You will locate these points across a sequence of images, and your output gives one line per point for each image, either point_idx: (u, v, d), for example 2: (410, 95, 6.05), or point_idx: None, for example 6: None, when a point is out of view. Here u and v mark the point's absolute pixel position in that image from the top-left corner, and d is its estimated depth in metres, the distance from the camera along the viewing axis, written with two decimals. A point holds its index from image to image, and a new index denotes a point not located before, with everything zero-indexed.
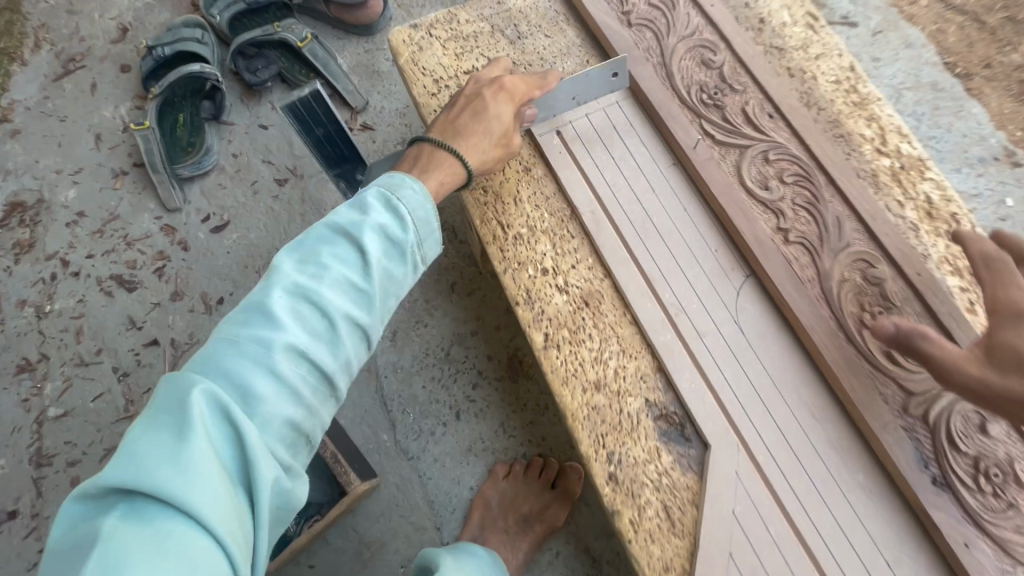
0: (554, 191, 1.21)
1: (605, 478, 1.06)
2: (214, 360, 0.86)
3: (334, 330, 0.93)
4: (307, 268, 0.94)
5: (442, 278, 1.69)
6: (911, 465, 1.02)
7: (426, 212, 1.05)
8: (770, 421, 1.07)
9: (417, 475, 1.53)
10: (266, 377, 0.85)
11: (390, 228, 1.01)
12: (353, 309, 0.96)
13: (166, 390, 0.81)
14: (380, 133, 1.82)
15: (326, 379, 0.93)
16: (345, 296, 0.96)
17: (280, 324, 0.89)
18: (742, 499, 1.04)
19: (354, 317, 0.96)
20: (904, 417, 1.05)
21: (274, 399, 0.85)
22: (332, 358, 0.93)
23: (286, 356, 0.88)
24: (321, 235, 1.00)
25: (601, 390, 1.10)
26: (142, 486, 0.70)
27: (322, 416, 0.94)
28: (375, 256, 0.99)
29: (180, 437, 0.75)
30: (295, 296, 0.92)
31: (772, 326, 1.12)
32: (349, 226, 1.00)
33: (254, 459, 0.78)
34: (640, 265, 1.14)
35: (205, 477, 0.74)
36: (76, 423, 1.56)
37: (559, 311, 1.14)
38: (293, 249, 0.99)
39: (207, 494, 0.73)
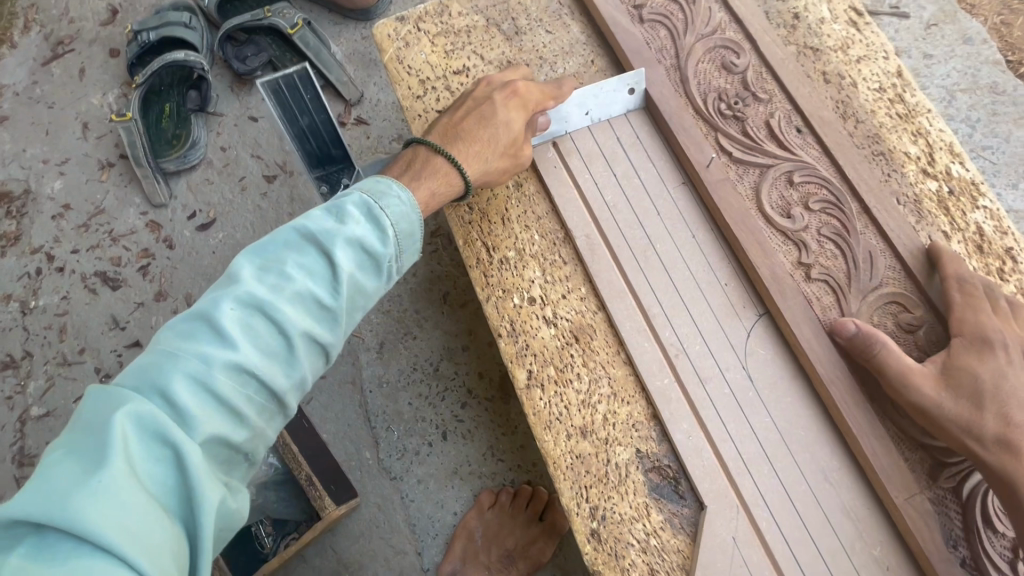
0: (547, 211, 1.12)
1: (586, 534, 0.97)
2: (141, 374, 0.69)
3: (293, 349, 0.76)
4: (265, 276, 0.75)
5: (434, 288, 1.63)
6: (938, 544, 0.92)
7: (411, 224, 0.87)
8: (776, 482, 0.97)
9: (399, 495, 1.49)
10: (204, 399, 0.68)
11: (368, 239, 0.82)
12: (319, 326, 0.79)
13: (90, 401, 0.66)
14: (375, 128, 1.75)
15: (280, 400, 0.77)
16: (311, 311, 0.78)
17: (227, 337, 0.71)
18: (737, 568, 0.94)
19: (319, 335, 0.79)
20: (932, 489, 0.95)
21: (214, 425, 0.69)
22: (286, 381, 0.76)
23: (231, 375, 0.71)
24: (288, 232, 0.80)
25: (587, 437, 1.02)
26: (55, 513, 0.56)
27: (268, 436, 0.78)
28: (350, 262, 0.81)
29: (103, 456, 0.60)
30: (248, 303, 0.74)
31: (783, 373, 1.02)
32: (320, 229, 0.80)
33: (194, 484, 0.64)
34: (638, 299, 1.06)
35: (132, 505, 0.59)
36: (58, 424, 1.53)
37: (546, 346, 1.05)
38: (252, 251, 0.79)
39: (133, 532, 0.58)
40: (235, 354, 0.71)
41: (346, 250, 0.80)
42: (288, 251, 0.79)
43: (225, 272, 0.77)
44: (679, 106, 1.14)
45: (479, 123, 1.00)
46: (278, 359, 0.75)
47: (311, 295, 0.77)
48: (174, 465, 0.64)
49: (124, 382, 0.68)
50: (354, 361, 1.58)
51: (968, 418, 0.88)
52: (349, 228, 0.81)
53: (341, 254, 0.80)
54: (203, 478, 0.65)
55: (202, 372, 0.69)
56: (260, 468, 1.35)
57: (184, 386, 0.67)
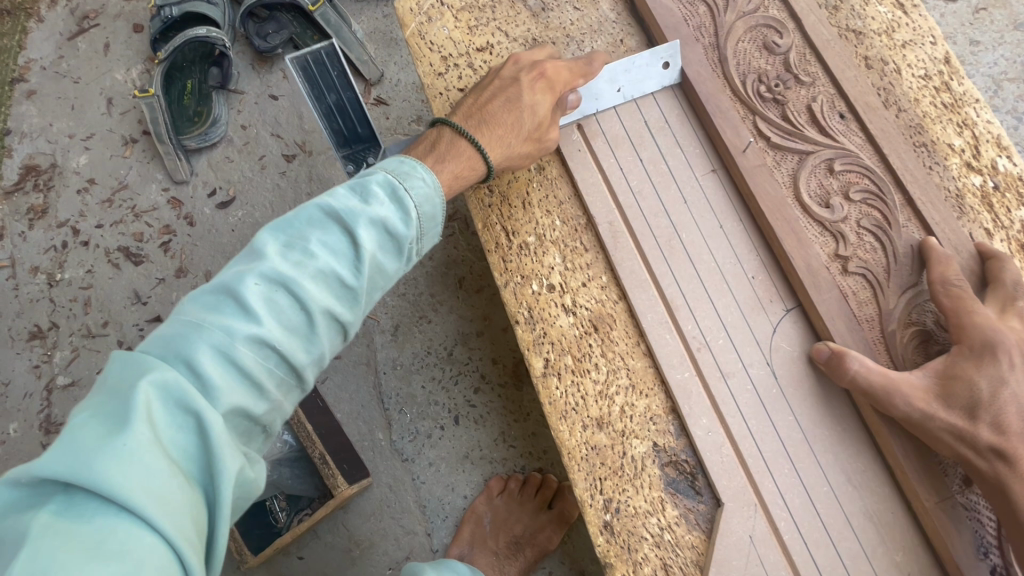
0: (569, 197, 1.10)
1: (599, 526, 0.96)
2: (164, 344, 0.68)
3: (314, 326, 0.75)
4: (290, 253, 0.74)
5: (450, 272, 1.62)
6: (969, 551, 0.89)
7: (434, 208, 0.86)
8: (798, 482, 0.95)
9: (411, 476, 1.50)
10: (226, 371, 0.68)
11: (392, 218, 0.81)
12: (340, 304, 0.78)
13: (116, 365, 0.66)
14: (395, 109, 1.73)
15: (299, 375, 0.76)
16: (333, 289, 0.77)
17: (250, 310, 0.71)
18: (753, 568, 0.93)
19: (340, 313, 0.78)
20: (966, 493, 0.91)
21: (235, 396, 0.69)
22: (306, 356, 0.75)
23: (254, 349, 0.70)
24: (312, 208, 0.79)
25: (603, 429, 1.00)
26: (81, 473, 0.56)
27: (285, 408, 0.78)
28: (373, 241, 0.80)
29: (128, 418, 0.60)
30: (271, 278, 0.73)
31: (811, 370, 0.99)
32: (344, 207, 0.79)
33: (216, 452, 0.64)
34: (661, 289, 1.03)
35: (156, 469, 0.59)
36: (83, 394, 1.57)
37: (563, 335, 1.04)
38: (275, 227, 0.78)
39: (158, 497, 0.58)
40: (258, 328, 0.70)
41: (369, 228, 0.79)
42: (311, 228, 0.78)
43: (249, 246, 0.76)
44: (714, 87, 1.09)
45: (504, 105, 0.98)
46: (299, 335, 0.75)
47: (333, 272, 0.76)
48: (198, 433, 0.64)
49: (148, 350, 0.68)
50: (368, 342, 1.59)
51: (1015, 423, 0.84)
52: (372, 207, 0.80)
53: (364, 233, 0.78)
54: (225, 446, 0.65)
55: (225, 343, 0.68)
56: (275, 445, 1.37)
57: (208, 355, 0.67)
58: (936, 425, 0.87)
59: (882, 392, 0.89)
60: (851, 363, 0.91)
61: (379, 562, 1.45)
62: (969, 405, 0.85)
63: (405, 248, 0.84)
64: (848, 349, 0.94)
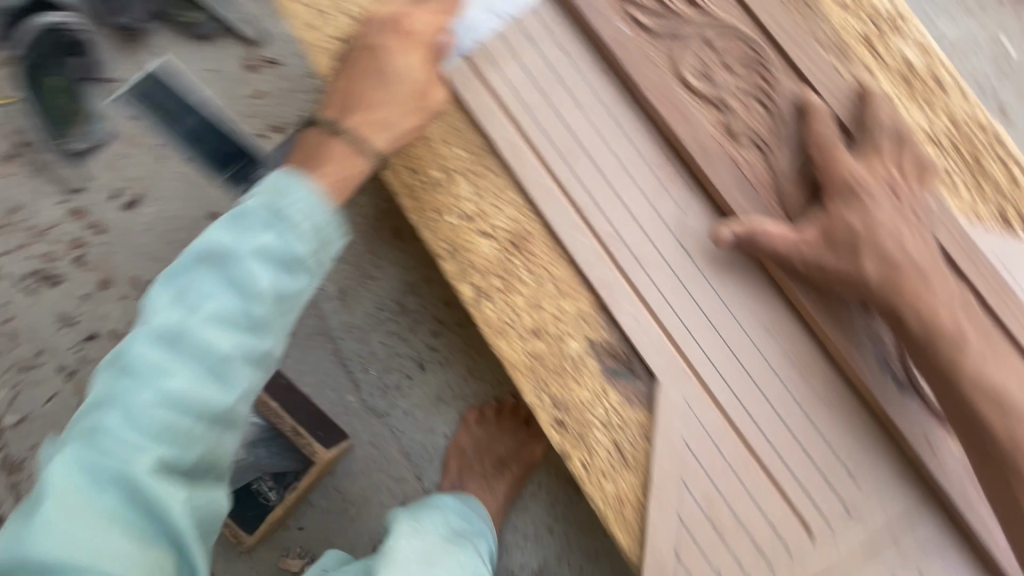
0: (465, 124, 1.08)
1: (552, 423, 1.04)
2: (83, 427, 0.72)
3: (222, 366, 0.74)
4: (175, 302, 0.75)
5: (383, 225, 1.59)
6: (874, 371, 0.98)
7: (319, 215, 0.80)
8: (721, 345, 1.02)
9: (389, 429, 1.54)
10: (141, 442, 0.70)
11: (273, 237, 0.78)
12: (256, 328, 0.77)
13: (47, 454, 0.73)
14: (287, 68, 1.65)
15: (229, 421, 0.76)
16: (241, 315, 0.75)
17: (149, 369, 0.72)
18: (694, 428, 1.01)
19: (258, 338, 0.77)
20: (868, 322, 1.00)
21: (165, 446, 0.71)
22: (224, 398, 0.75)
23: (161, 403, 0.71)
24: (195, 250, 0.79)
25: (540, 337, 1.05)
26: (15, 549, 0.64)
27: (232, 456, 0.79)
28: (262, 268, 0.77)
29: (44, 502, 0.66)
30: (162, 331, 0.74)
31: (724, 243, 1.03)
32: (223, 243, 0.78)
33: (142, 497, 0.68)
34: (569, 194, 1.04)
35: (79, 531, 0.65)
36: (37, 427, 1.54)
37: (486, 259, 1.06)
38: (169, 280, 0.79)
39: (85, 558, 0.64)
40: (161, 382, 0.72)
41: (253, 258, 0.76)
42: (196, 270, 0.77)
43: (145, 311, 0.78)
44: None
45: (377, 80, 0.96)
46: (209, 376, 0.74)
47: (238, 303, 0.75)
48: (117, 488, 0.68)
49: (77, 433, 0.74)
50: (318, 312, 1.59)
51: (882, 254, 0.93)
52: (251, 235, 0.78)
53: (248, 263, 0.76)
54: (153, 493, 0.68)
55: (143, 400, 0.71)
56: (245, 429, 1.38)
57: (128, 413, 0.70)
58: (831, 269, 0.94)
59: (783, 254, 0.96)
60: (756, 237, 0.96)
61: (377, 513, 1.51)
62: (842, 243, 0.94)
63: (303, 265, 0.79)
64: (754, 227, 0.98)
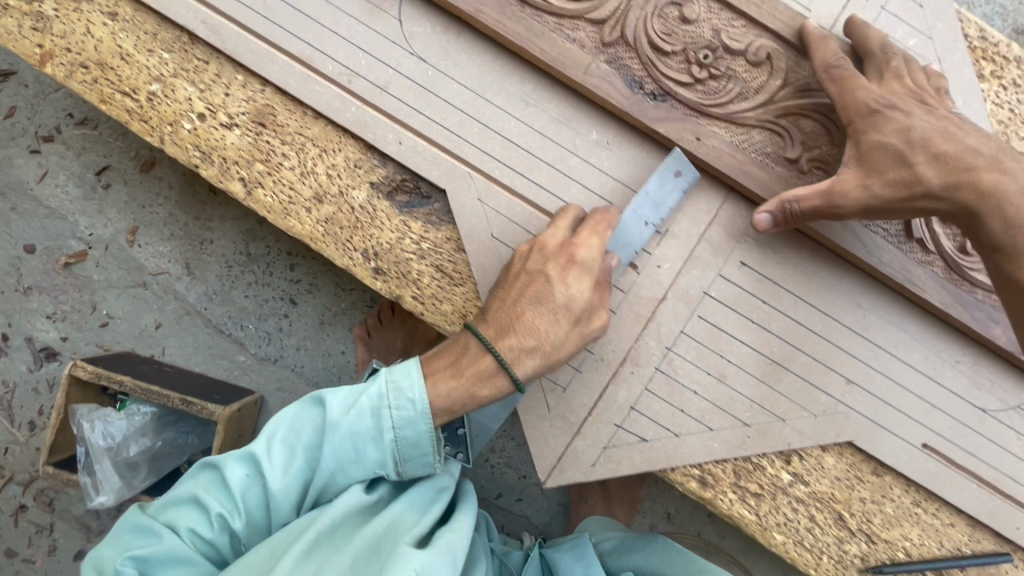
0: (159, 24, 1.02)
1: (371, 275, 1.04)
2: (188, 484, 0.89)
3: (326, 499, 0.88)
4: (267, 446, 0.88)
5: (196, 185, 1.54)
6: (627, 93, 1.00)
7: (404, 406, 0.88)
8: (489, 132, 1.02)
9: (290, 368, 1.56)
10: (243, 491, 0.87)
11: (358, 427, 0.87)
12: (363, 449, 0.88)
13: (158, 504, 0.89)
14: (26, 72, 1.53)
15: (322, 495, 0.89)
16: (391, 393, 0.89)
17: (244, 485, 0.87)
18: (496, 219, 1.03)
19: (365, 446, 0.88)
20: (604, 51, 1.00)
21: (281, 506, 0.88)
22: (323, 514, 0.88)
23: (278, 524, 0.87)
24: (286, 413, 0.91)
25: (325, 201, 1.02)
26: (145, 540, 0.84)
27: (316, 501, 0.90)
28: (347, 445, 0.88)
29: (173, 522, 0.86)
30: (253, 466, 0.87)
31: (450, 36, 1.01)
32: (308, 411, 0.90)
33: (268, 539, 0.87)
34: (285, 50, 1.01)
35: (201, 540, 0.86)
36: None
37: (240, 149, 1.01)
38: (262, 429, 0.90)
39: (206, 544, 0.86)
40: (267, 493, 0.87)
41: (336, 444, 0.87)
42: (287, 425, 0.90)
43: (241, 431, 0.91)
44: None
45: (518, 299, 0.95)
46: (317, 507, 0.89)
47: (352, 390, 0.89)
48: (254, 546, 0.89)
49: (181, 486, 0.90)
50: (174, 294, 1.56)
51: (934, 155, 0.89)
52: (335, 409, 0.88)
53: (333, 440, 0.87)
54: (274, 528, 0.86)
55: (254, 480, 0.88)
56: (135, 419, 1.36)
57: (236, 484, 0.87)
58: (864, 188, 0.91)
59: (829, 206, 0.92)
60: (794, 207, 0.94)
61: None
62: None
63: (380, 427, 0.88)
64: (786, 201, 0.95)
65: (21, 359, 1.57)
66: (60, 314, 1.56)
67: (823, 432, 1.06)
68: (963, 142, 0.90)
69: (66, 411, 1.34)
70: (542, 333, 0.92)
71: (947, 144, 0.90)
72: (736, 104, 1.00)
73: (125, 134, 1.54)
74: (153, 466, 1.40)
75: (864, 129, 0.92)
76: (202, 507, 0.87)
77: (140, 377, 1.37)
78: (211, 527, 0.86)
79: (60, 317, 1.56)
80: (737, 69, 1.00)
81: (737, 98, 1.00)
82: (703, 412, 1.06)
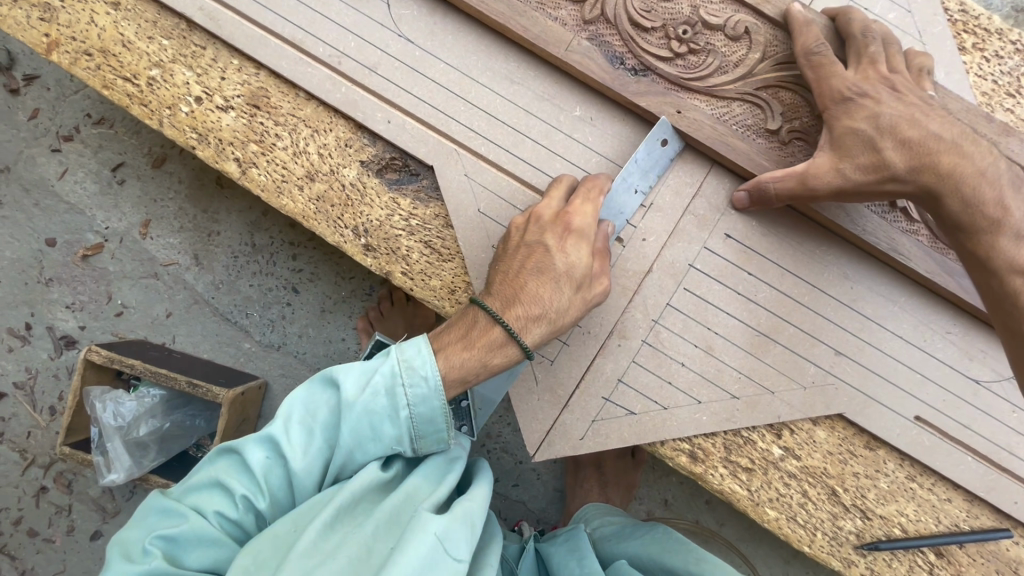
0: (158, 12, 1.08)
1: (362, 251, 1.07)
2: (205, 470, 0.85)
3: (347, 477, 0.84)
4: (284, 427, 0.84)
5: (204, 179, 1.61)
6: (608, 69, 1.03)
7: (421, 380, 0.86)
8: (474, 110, 1.05)
9: (293, 355, 1.60)
10: (262, 473, 0.83)
11: (376, 404, 0.84)
12: (381, 425, 0.85)
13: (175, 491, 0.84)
14: (48, 76, 1.63)
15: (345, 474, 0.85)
16: (407, 369, 0.86)
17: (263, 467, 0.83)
18: (482, 195, 1.06)
19: (382, 423, 0.85)
20: (585, 29, 1.04)
21: (303, 486, 0.84)
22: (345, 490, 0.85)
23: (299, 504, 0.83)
24: (300, 392, 0.87)
25: (317, 179, 1.07)
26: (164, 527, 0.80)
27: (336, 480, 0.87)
28: (366, 422, 0.84)
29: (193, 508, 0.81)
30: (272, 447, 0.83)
31: (435, 20, 1.06)
32: (323, 389, 0.86)
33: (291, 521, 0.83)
34: (279, 36, 1.06)
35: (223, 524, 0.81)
36: None
37: (235, 130, 1.07)
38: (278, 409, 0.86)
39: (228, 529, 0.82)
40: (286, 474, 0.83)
41: (356, 421, 0.84)
42: (303, 406, 0.86)
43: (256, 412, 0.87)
44: None
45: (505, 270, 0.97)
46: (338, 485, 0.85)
47: (365, 368, 0.86)
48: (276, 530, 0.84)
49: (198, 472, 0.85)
50: (184, 283, 1.62)
51: (901, 141, 0.90)
52: (353, 387, 0.84)
53: (353, 417, 0.83)
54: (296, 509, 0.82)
55: (274, 462, 0.84)
56: (145, 400, 1.42)
57: (256, 467, 0.82)
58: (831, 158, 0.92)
59: (803, 187, 0.93)
60: (767, 188, 0.96)
61: None
62: None
63: (399, 403, 0.85)
64: (757, 184, 0.98)
65: (41, 348, 1.64)
66: (78, 304, 1.64)
67: (812, 404, 1.05)
68: (925, 127, 0.90)
69: (79, 394, 1.38)
70: (547, 301, 0.93)
71: (912, 113, 0.90)
72: (715, 77, 1.02)
73: (139, 131, 1.62)
74: (163, 447, 1.46)
75: (836, 117, 0.93)
76: (221, 491, 0.83)
77: (153, 362, 1.41)
78: (234, 510, 0.82)
79: (78, 307, 1.64)
80: (716, 43, 1.02)
81: (717, 71, 1.02)
82: (690, 385, 1.06)
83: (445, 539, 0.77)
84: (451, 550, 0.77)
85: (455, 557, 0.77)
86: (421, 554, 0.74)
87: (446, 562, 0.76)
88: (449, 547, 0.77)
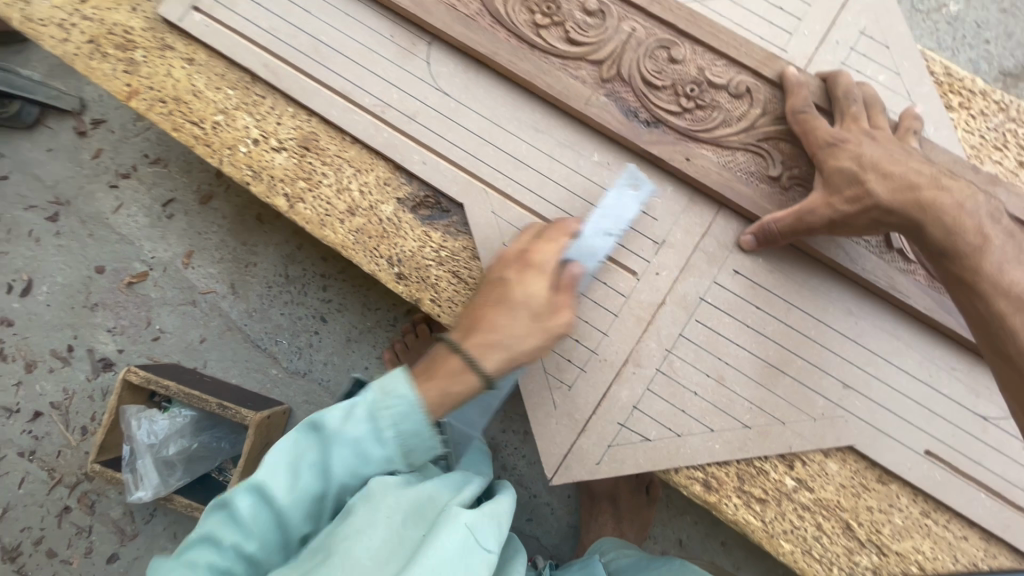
0: (227, 67, 1.23)
1: (394, 279, 1.16)
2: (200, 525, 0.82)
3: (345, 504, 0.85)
4: (271, 473, 0.82)
5: (246, 214, 1.73)
6: (623, 121, 1.14)
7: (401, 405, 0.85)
8: (501, 153, 1.16)
9: (317, 383, 1.67)
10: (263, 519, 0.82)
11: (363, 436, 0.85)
12: (370, 449, 0.86)
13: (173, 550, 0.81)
14: (114, 120, 1.79)
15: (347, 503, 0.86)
16: (383, 398, 0.85)
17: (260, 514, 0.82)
18: (507, 230, 1.15)
19: (372, 447, 0.86)
20: (602, 85, 1.15)
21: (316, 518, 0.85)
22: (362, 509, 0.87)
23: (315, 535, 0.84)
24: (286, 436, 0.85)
25: (357, 213, 1.17)
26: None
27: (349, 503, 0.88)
28: (355, 452, 0.85)
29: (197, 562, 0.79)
30: (262, 495, 0.82)
31: (469, 75, 1.18)
32: (309, 428, 0.85)
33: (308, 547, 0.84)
34: (330, 87, 1.19)
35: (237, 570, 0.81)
36: (21, 511, 1.67)
37: (286, 169, 1.19)
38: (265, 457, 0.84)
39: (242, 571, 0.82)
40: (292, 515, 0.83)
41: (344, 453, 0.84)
42: (288, 450, 0.84)
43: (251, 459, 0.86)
44: None
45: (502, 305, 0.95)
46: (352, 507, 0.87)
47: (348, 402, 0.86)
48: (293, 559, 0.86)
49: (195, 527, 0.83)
50: (219, 311, 1.71)
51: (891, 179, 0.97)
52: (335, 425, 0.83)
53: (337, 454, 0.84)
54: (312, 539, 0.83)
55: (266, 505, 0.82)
56: (177, 420, 1.49)
57: (255, 511, 0.81)
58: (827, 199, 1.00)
59: (801, 226, 1.01)
60: (770, 228, 1.05)
61: None
62: None
63: (384, 430, 0.86)
64: (759, 225, 1.07)
65: (80, 370, 1.73)
66: (119, 328, 1.73)
67: (823, 436, 1.08)
68: (912, 163, 0.99)
69: (115, 412, 1.45)
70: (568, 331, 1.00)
71: (901, 159, 0.99)
72: (721, 129, 1.13)
73: (190, 171, 1.76)
74: (188, 468, 1.51)
75: (829, 159, 1.02)
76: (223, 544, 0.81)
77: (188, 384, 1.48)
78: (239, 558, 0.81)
79: (119, 331, 1.73)
80: (721, 99, 1.13)
81: (722, 124, 1.13)
82: (702, 413, 1.10)
83: (476, 532, 0.82)
84: (483, 542, 0.82)
85: (486, 548, 0.82)
86: (457, 546, 0.78)
87: (480, 552, 0.80)
88: (480, 538, 0.82)
